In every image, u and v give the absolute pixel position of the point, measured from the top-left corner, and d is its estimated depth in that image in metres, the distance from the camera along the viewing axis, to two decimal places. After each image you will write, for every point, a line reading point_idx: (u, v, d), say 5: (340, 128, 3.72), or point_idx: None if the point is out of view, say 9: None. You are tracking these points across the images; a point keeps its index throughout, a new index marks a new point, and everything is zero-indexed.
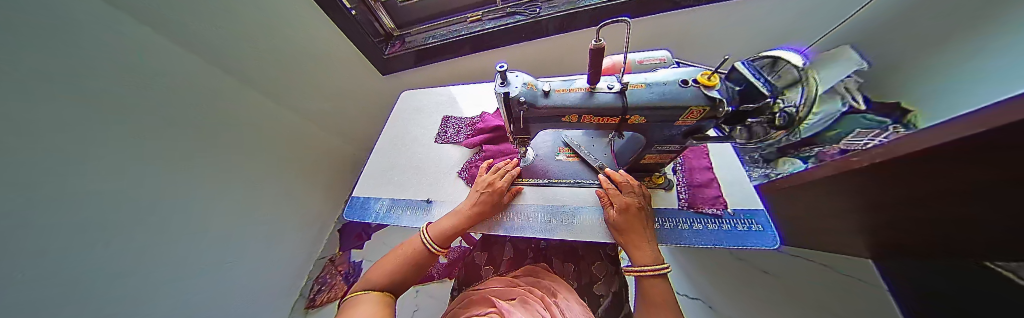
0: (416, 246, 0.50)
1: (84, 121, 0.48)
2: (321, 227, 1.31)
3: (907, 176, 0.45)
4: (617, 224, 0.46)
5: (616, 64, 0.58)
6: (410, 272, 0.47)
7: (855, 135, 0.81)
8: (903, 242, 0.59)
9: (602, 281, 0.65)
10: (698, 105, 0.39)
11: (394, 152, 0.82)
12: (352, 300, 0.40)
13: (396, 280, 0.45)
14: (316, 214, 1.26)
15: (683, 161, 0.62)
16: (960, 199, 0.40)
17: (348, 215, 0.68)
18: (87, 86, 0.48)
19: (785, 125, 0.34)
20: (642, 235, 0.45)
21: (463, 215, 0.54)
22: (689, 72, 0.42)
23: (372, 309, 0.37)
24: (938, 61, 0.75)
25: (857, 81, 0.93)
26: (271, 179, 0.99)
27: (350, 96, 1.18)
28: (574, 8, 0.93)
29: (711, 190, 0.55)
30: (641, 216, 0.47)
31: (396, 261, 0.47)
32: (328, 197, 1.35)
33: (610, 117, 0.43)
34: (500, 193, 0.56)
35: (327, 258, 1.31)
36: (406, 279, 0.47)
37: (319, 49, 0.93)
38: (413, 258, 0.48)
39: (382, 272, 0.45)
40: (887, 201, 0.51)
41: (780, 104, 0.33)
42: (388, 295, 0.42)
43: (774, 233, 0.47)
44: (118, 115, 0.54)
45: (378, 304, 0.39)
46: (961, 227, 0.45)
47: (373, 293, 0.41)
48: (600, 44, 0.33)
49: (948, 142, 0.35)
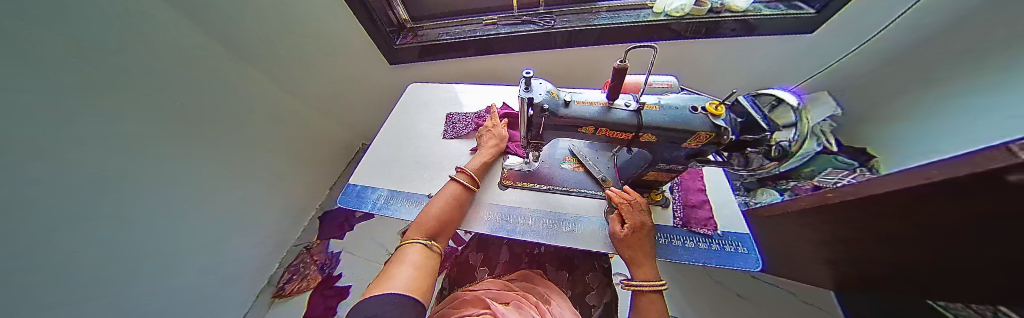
0: (455, 191, 0.56)
1: (43, 93, 0.45)
2: (293, 218, 1.28)
3: (891, 221, 0.48)
4: (626, 241, 0.47)
5: (634, 84, 0.62)
6: (457, 212, 0.54)
7: (828, 173, 0.92)
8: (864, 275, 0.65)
9: (595, 291, 0.67)
10: (705, 131, 0.41)
11: (397, 142, 0.81)
12: (402, 251, 0.44)
13: (444, 219, 0.51)
14: (290, 201, 1.22)
15: (680, 182, 0.66)
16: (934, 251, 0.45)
17: (343, 202, 0.66)
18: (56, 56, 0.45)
19: (779, 157, 0.39)
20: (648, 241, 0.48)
21: (486, 155, 0.64)
22: (698, 100, 0.45)
23: (419, 263, 0.42)
24: (903, 121, 0.83)
25: (830, 125, 1.04)
26: (261, 165, 0.99)
27: (354, 82, 1.17)
28: (584, 24, 0.96)
29: (704, 211, 0.59)
30: (647, 234, 0.48)
31: (442, 206, 0.52)
32: (301, 183, 1.27)
33: (624, 133, 0.45)
34: (496, 128, 0.70)
35: (303, 246, 1.36)
36: (450, 224, 0.52)
37: (321, 29, 0.91)
38: (457, 199, 0.55)
39: (429, 221, 0.49)
40: (863, 237, 0.56)
41: (777, 138, 0.37)
42: (431, 250, 0.46)
43: (757, 257, 0.50)
44: (88, 90, 0.51)
45: (421, 266, 0.42)
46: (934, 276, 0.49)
47: (424, 243, 0.46)
48: (624, 64, 0.35)
49: (932, 197, 0.38)
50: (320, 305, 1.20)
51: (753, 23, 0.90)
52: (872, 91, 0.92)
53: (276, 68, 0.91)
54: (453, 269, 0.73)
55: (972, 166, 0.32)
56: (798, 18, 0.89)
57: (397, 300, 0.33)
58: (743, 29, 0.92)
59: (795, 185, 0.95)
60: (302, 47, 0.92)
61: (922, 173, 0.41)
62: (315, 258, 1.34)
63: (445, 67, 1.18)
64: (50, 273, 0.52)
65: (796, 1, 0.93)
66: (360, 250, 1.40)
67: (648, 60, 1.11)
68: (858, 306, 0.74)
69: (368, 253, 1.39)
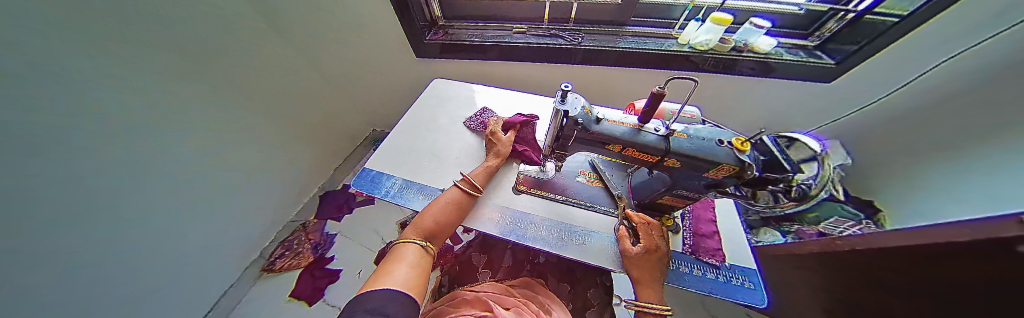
0: (455, 195, 0.56)
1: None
2: (280, 187, 1.31)
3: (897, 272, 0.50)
4: (639, 261, 0.48)
5: (665, 111, 0.64)
6: (454, 217, 0.54)
7: (834, 221, 0.91)
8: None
9: (596, 307, 0.67)
10: (728, 163, 0.42)
11: (416, 133, 0.83)
12: (399, 249, 0.46)
13: (440, 224, 0.52)
14: (269, 175, 1.22)
15: (691, 210, 0.67)
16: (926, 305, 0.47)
17: (357, 185, 0.67)
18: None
19: (797, 198, 0.45)
20: (661, 260, 0.49)
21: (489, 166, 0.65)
22: (724, 135, 0.46)
23: (411, 264, 0.43)
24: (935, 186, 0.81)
25: (839, 173, 1.05)
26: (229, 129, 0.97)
27: (378, 65, 1.21)
28: (609, 45, 0.99)
29: (713, 242, 0.59)
30: (663, 255, 0.50)
31: (440, 210, 0.53)
32: (284, 157, 1.27)
33: (650, 155, 0.47)
34: (498, 137, 0.69)
35: (298, 223, 1.41)
36: (446, 227, 0.53)
37: (353, 7, 0.94)
38: (456, 204, 0.55)
39: (426, 224, 0.51)
40: (864, 282, 0.58)
41: (798, 179, 0.41)
42: (426, 251, 0.47)
43: (763, 293, 0.50)
44: (16, 43, 0.46)
45: (417, 265, 0.44)
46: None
47: (418, 244, 0.47)
48: (663, 90, 0.36)
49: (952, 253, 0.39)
50: (308, 286, 1.20)
51: (772, 65, 0.92)
52: (899, 139, 0.93)
53: None
54: (454, 266, 0.74)
55: (991, 230, 0.33)
56: (819, 66, 0.90)
57: (389, 294, 0.34)
58: (760, 69, 0.94)
59: (798, 228, 0.95)
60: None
61: (923, 234, 0.45)
62: (309, 238, 1.36)
63: (468, 67, 1.20)
64: (29, 263, 0.57)
65: (817, 52, 0.94)
66: (353, 235, 1.40)
67: (689, 92, 1.13)
68: None
69: (360, 238, 1.39)
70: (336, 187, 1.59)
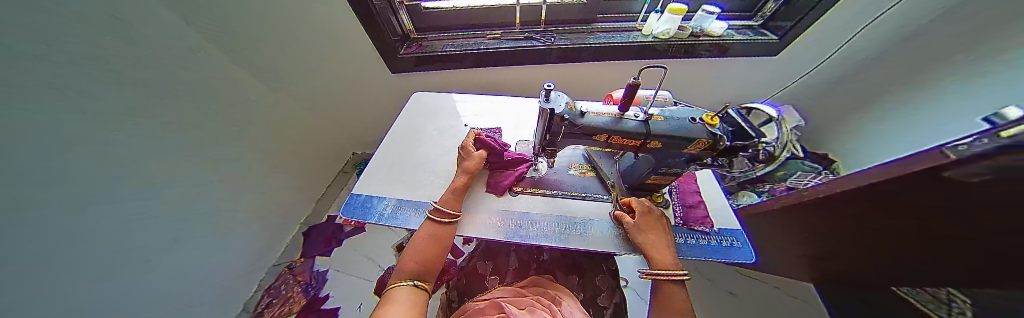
0: (430, 227, 0.53)
1: (58, 63, 0.43)
2: (268, 228, 1.22)
3: (873, 216, 0.59)
4: (639, 225, 0.51)
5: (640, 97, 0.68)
6: (436, 251, 0.50)
7: (798, 177, 1.04)
8: (827, 254, 0.80)
9: (605, 293, 0.69)
10: (703, 138, 0.47)
11: (402, 150, 0.81)
12: (390, 294, 0.42)
13: (425, 261, 0.47)
14: (263, 216, 1.15)
15: (677, 185, 0.71)
16: (906, 238, 0.57)
17: (346, 214, 0.63)
18: (69, 12, 0.42)
19: (766, 161, 0.46)
20: (660, 223, 0.53)
21: (454, 188, 0.58)
22: (695, 112, 0.50)
23: (405, 306, 0.39)
24: None
25: (796, 134, 1.17)
26: (230, 181, 0.92)
27: (352, 85, 1.17)
28: (581, 42, 1.03)
29: (701, 211, 0.64)
30: (662, 221, 0.53)
31: (421, 245, 0.50)
32: (276, 196, 1.20)
33: (633, 140, 0.50)
34: (470, 151, 0.63)
35: (284, 265, 1.31)
36: (433, 261, 0.49)
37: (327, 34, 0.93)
38: (435, 236, 0.52)
39: (410, 262, 0.47)
40: (852, 232, 0.67)
41: (763, 143, 0.45)
42: (419, 289, 0.44)
43: (750, 249, 0.56)
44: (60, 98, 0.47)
45: (411, 304, 0.40)
46: (899, 260, 0.63)
47: (409, 285, 0.43)
48: (638, 81, 0.39)
49: (898, 187, 0.49)
50: None
51: (727, 46, 1.02)
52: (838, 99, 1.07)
53: (266, 78, 0.90)
54: (461, 279, 0.73)
55: (926, 163, 0.44)
56: (768, 42, 1.01)
57: None
58: (716, 51, 1.03)
59: (770, 187, 1.06)
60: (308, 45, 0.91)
61: (864, 178, 0.56)
62: (300, 278, 1.28)
63: (446, 79, 1.19)
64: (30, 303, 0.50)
65: (762, 29, 1.06)
66: (348, 268, 1.33)
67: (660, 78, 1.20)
68: (856, 301, 0.86)
69: (357, 268, 1.33)
70: (320, 220, 1.49)
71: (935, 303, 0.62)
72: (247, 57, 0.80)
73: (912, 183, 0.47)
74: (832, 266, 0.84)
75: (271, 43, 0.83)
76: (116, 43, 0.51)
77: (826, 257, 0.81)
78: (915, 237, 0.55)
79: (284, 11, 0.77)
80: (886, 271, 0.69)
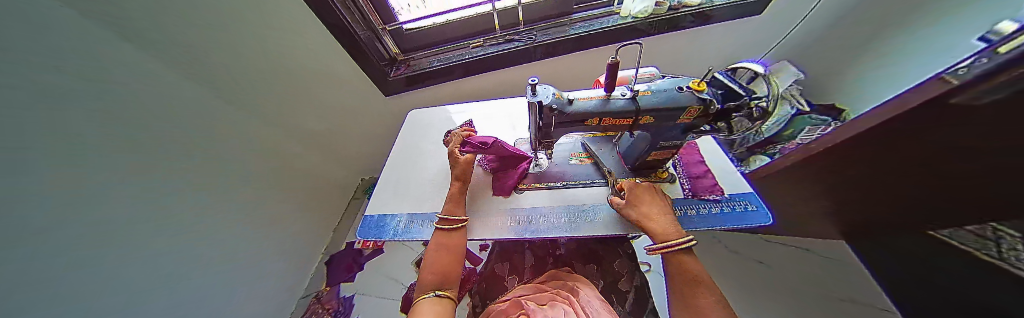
0: (440, 238, 0.54)
1: (71, 75, 0.49)
2: (287, 262, 1.26)
3: (891, 156, 0.58)
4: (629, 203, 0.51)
5: (625, 78, 0.68)
6: (451, 260, 0.51)
7: (807, 132, 1.00)
8: (848, 200, 0.77)
9: (625, 277, 0.69)
10: (694, 105, 0.47)
11: (406, 167, 0.83)
12: (417, 308, 0.43)
13: (443, 271, 0.49)
14: (279, 250, 1.20)
15: (680, 158, 0.71)
16: (922, 169, 0.55)
17: (361, 235, 0.65)
18: (53, 48, 0.46)
19: (759, 118, 0.46)
20: (651, 193, 0.53)
21: (454, 197, 0.60)
22: (681, 81, 0.50)
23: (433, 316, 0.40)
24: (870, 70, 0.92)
25: (797, 89, 1.15)
26: (237, 215, 0.96)
27: (351, 112, 1.21)
28: (561, 36, 1.05)
29: (708, 179, 0.63)
30: (653, 194, 0.53)
31: (436, 256, 0.51)
32: (288, 229, 1.24)
33: (625, 119, 0.50)
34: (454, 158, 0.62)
35: (311, 295, 1.35)
36: (453, 269, 0.50)
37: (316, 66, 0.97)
38: (447, 245, 0.53)
39: (429, 275, 0.48)
40: (871, 175, 0.65)
41: (755, 101, 0.45)
42: (445, 299, 0.45)
43: (765, 211, 0.54)
44: (66, 136, 0.50)
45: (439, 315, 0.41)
46: (924, 198, 0.60)
47: (435, 296, 0.45)
48: (616, 59, 0.40)
49: (900, 119, 0.50)
50: None
51: (707, 13, 1.02)
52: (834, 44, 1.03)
53: (264, 115, 0.95)
54: (480, 283, 0.74)
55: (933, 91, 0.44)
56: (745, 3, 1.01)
57: None
58: (701, 20, 1.03)
59: (780, 148, 1.04)
60: (301, 75, 0.96)
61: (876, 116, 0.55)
62: (328, 306, 1.31)
63: (438, 92, 1.22)
64: None
65: None
66: (373, 290, 1.35)
67: (638, 56, 1.19)
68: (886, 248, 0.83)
69: (381, 288, 1.36)
70: (339, 248, 1.52)
71: (979, 242, 0.58)
72: (241, 95, 0.84)
73: (916, 114, 0.48)
74: (857, 216, 0.81)
75: (265, 81, 0.88)
76: (101, 87, 0.54)
77: (849, 207, 0.79)
78: (932, 171, 0.53)
79: (268, 47, 0.81)
80: (903, 215, 0.68)
